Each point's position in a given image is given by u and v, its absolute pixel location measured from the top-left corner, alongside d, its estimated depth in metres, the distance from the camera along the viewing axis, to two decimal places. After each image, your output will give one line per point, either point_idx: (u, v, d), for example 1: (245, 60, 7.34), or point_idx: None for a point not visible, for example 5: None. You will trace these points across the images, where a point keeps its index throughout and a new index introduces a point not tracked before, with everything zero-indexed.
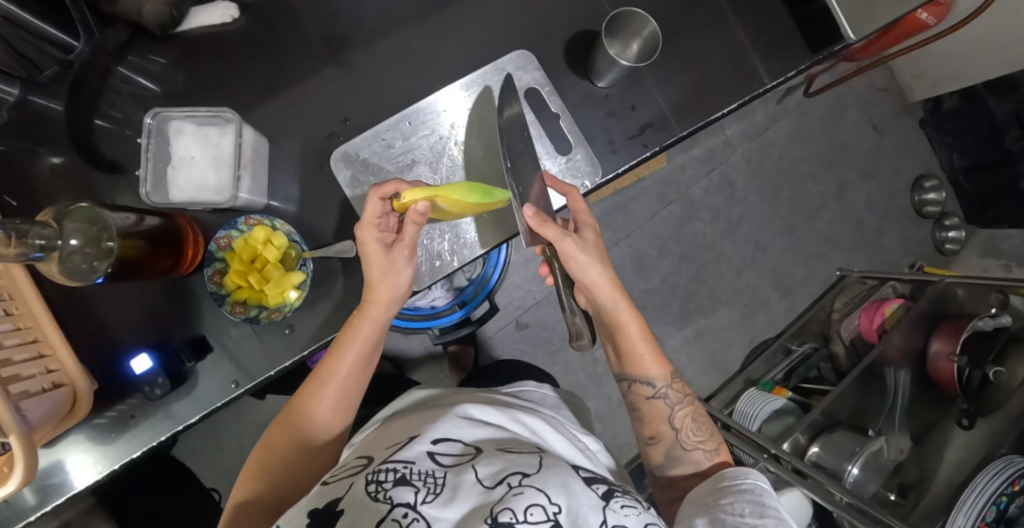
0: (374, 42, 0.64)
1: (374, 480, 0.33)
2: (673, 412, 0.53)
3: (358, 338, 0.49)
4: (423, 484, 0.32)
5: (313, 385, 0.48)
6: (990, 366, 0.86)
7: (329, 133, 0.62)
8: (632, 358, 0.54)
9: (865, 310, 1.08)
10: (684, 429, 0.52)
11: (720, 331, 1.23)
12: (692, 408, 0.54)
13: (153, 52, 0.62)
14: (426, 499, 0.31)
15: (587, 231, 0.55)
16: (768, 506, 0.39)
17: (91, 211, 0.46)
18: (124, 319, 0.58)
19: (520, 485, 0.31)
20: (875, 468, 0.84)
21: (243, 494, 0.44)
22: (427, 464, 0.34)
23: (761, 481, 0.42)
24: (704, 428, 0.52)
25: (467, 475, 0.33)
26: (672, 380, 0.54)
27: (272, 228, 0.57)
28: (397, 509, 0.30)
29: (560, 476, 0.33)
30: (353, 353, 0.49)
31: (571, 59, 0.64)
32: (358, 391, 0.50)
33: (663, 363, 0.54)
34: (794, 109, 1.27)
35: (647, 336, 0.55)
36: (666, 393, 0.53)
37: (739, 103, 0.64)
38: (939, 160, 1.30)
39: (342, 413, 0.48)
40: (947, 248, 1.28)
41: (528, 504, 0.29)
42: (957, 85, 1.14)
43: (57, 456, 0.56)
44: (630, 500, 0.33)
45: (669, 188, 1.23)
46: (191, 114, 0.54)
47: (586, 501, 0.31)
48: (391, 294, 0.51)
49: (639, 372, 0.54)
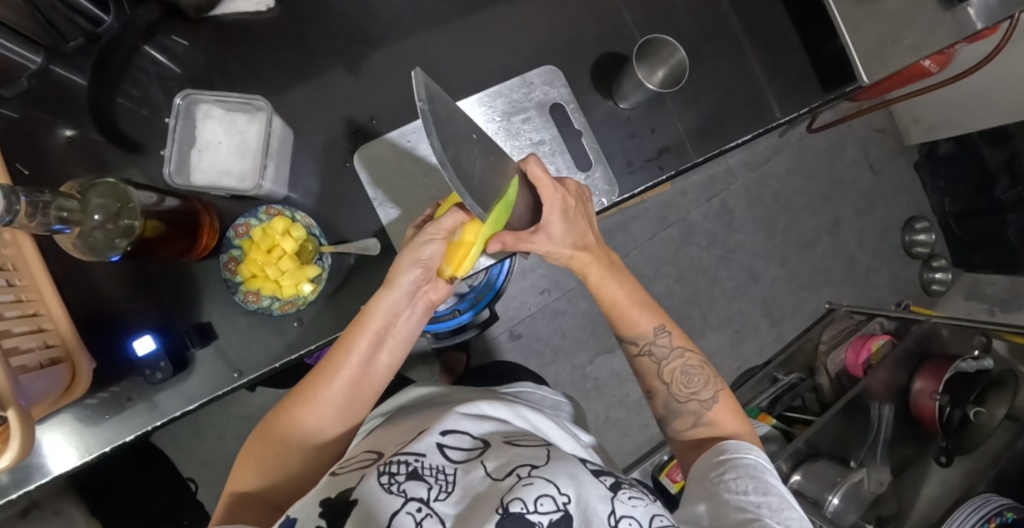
0: (405, 44, 0.65)
1: (387, 472, 0.33)
2: (662, 366, 0.54)
3: (366, 332, 0.46)
4: (435, 480, 0.33)
5: (318, 378, 0.45)
6: (971, 406, 0.88)
7: (353, 131, 0.63)
8: (620, 317, 0.55)
9: (852, 344, 1.11)
10: (675, 382, 0.53)
11: (709, 355, 1.25)
12: (686, 358, 0.54)
13: (182, 34, 0.62)
14: (439, 497, 0.31)
15: (556, 217, 0.50)
16: (770, 484, 0.41)
17: (116, 189, 0.46)
18: (129, 300, 0.58)
19: (530, 476, 0.32)
20: (856, 499, 0.85)
21: (241, 486, 0.43)
22: (438, 458, 0.35)
23: (761, 458, 0.45)
24: (699, 377, 0.53)
25: (476, 471, 0.34)
26: (662, 333, 0.54)
27: (292, 219, 0.57)
28: (411, 504, 0.30)
29: (568, 467, 0.34)
30: (360, 348, 0.46)
31: (596, 78, 0.66)
32: (366, 384, 0.46)
33: (651, 318, 0.54)
34: (795, 143, 1.30)
35: (630, 294, 0.55)
36: (652, 349, 0.54)
37: (752, 134, 0.66)
38: (930, 203, 1.35)
39: (345, 414, 0.46)
40: (933, 288, 1.32)
41: (539, 495, 0.30)
42: (953, 132, 1.18)
43: (44, 434, 0.55)
44: (638, 492, 0.34)
45: (669, 211, 1.25)
46: (221, 99, 0.54)
47: (594, 491, 0.32)
48: (405, 280, 0.48)
49: (625, 331, 0.55)
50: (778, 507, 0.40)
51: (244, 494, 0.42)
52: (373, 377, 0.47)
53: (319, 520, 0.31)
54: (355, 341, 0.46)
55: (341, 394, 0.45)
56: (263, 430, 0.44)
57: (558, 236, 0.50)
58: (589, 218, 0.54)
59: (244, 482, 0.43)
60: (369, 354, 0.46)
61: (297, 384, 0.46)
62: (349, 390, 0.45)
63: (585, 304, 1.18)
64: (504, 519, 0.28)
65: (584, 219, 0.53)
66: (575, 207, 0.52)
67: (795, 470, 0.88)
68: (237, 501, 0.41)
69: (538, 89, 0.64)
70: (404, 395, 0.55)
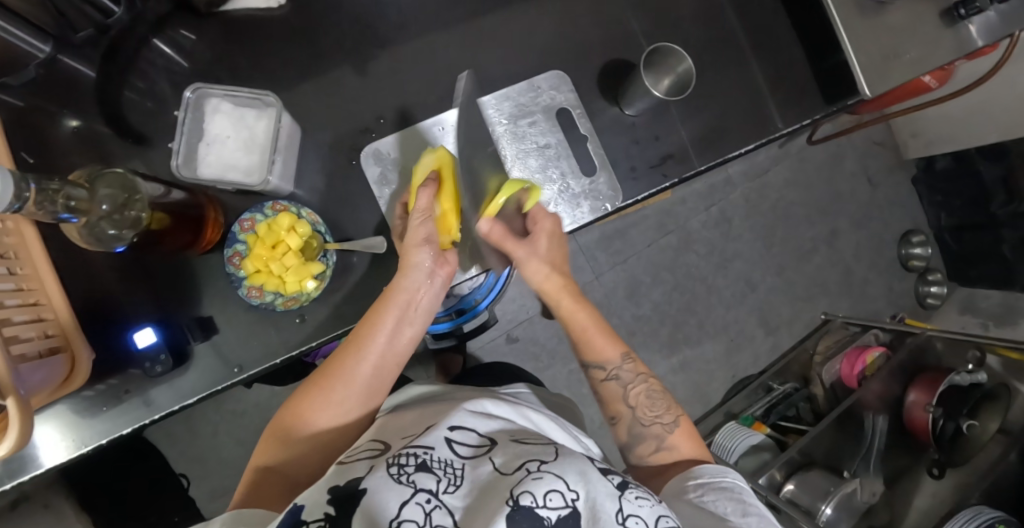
0: (414, 45, 0.65)
1: (396, 463, 0.33)
2: (628, 391, 0.53)
3: (392, 308, 0.48)
4: (444, 473, 0.33)
5: (346, 351, 0.47)
6: (964, 419, 0.90)
7: (360, 130, 0.63)
8: (584, 342, 0.54)
9: (847, 355, 1.12)
10: (639, 407, 0.52)
11: (705, 363, 1.25)
12: (649, 383, 0.54)
13: (191, 29, 0.62)
14: (447, 489, 0.32)
15: (543, 236, 0.55)
16: (749, 504, 0.42)
17: (122, 177, 0.46)
18: (131, 291, 0.58)
19: (539, 471, 0.32)
20: (848, 509, 0.86)
21: (265, 462, 0.44)
22: (446, 452, 0.35)
23: (737, 481, 0.45)
24: (662, 401, 0.53)
25: (484, 466, 0.34)
26: (627, 359, 0.54)
27: (298, 215, 0.57)
28: (420, 495, 0.31)
29: (577, 463, 0.34)
30: (388, 324, 0.48)
31: (603, 84, 0.66)
32: (388, 363, 0.48)
33: (616, 343, 0.54)
34: (795, 154, 1.32)
35: (596, 319, 0.55)
36: (619, 374, 0.53)
37: (755, 144, 0.67)
38: (927, 217, 1.36)
39: (368, 392, 0.47)
40: (928, 301, 1.33)
41: (548, 490, 0.30)
42: (951, 147, 1.19)
43: (39, 425, 0.55)
44: (645, 491, 0.34)
45: (669, 219, 1.26)
46: (231, 93, 0.54)
47: (602, 488, 0.32)
48: (420, 260, 0.49)
49: (590, 356, 0.54)
50: (758, 526, 0.41)
51: (267, 470, 0.44)
52: (397, 355, 0.49)
53: (328, 508, 0.31)
54: (381, 317, 0.48)
55: (368, 371, 0.47)
56: (289, 409, 0.46)
57: (542, 252, 0.55)
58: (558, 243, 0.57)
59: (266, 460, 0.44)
60: (394, 329, 0.48)
61: (326, 361, 0.48)
62: (376, 367, 0.47)
63: None
64: (514, 513, 0.29)
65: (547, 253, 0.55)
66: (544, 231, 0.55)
67: (789, 479, 0.89)
68: (260, 478, 0.43)
69: (545, 93, 0.64)
70: (405, 391, 0.54)
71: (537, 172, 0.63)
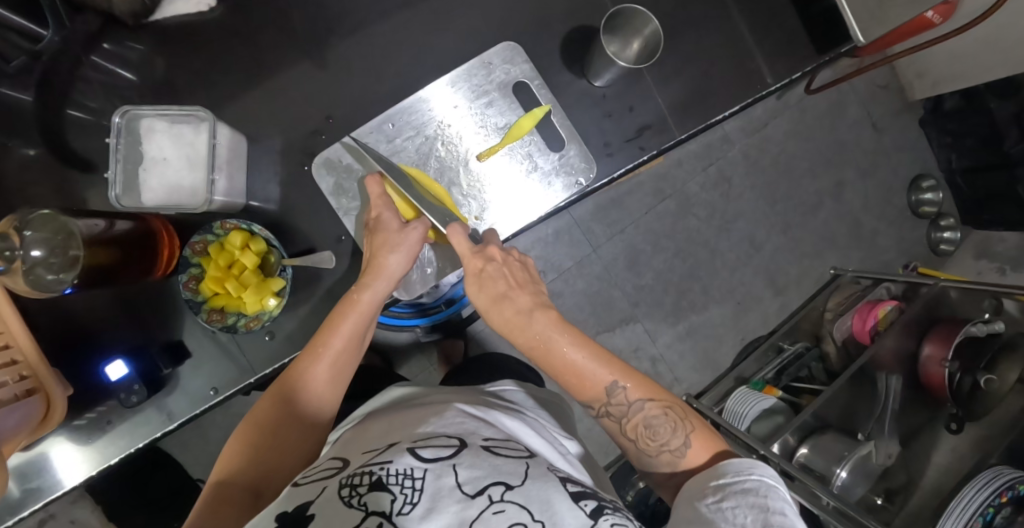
0: (363, 33, 0.61)
1: (349, 485, 0.32)
2: (625, 424, 0.49)
3: (355, 313, 0.49)
4: (401, 489, 0.31)
5: (309, 355, 0.47)
6: (982, 373, 0.86)
7: (312, 130, 0.60)
8: (569, 380, 0.49)
9: (858, 310, 1.07)
10: (640, 437, 0.48)
11: (711, 329, 1.22)
12: (648, 409, 0.48)
13: (131, 40, 0.59)
14: (403, 509, 0.30)
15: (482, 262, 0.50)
16: (774, 511, 0.37)
17: (56, 220, 0.45)
18: (100, 322, 0.56)
19: (502, 500, 0.31)
20: (864, 472, 0.84)
21: (223, 476, 0.42)
22: (407, 462, 0.33)
23: (765, 477, 0.41)
24: (665, 426, 0.47)
25: (447, 478, 0.32)
26: (617, 389, 0.48)
27: (250, 232, 0.54)
28: (372, 519, 0.29)
29: (545, 489, 0.33)
30: (348, 326, 0.48)
31: (567, 57, 0.61)
32: (352, 364, 0.49)
33: (602, 375, 0.48)
34: (794, 105, 1.25)
35: (577, 355, 0.48)
36: (609, 411, 0.49)
37: (741, 105, 0.62)
38: (938, 159, 1.29)
39: (328, 398, 0.48)
40: (942, 248, 1.28)
41: (510, 523, 0.29)
42: (958, 85, 1.12)
43: (39, 457, 0.55)
44: (621, 518, 0.33)
45: (665, 184, 1.21)
46: (162, 112, 0.52)
47: (572, 519, 0.31)
48: (395, 267, 0.51)
49: (579, 396, 0.50)
50: None
51: (224, 485, 0.41)
52: (356, 358, 0.50)
53: None
54: (343, 321, 0.49)
55: (327, 377, 0.47)
56: (251, 422, 0.46)
57: (485, 283, 0.50)
58: (514, 269, 0.51)
59: (225, 475, 0.42)
60: (359, 333, 0.49)
61: (286, 371, 0.48)
62: (335, 370, 0.48)
63: (582, 285, 1.17)
64: None
65: (496, 303, 0.49)
66: (490, 270, 0.50)
67: (801, 443, 0.87)
68: (218, 493, 0.40)
69: (498, 69, 0.60)
70: (384, 395, 0.54)
71: (502, 152, 0.60)
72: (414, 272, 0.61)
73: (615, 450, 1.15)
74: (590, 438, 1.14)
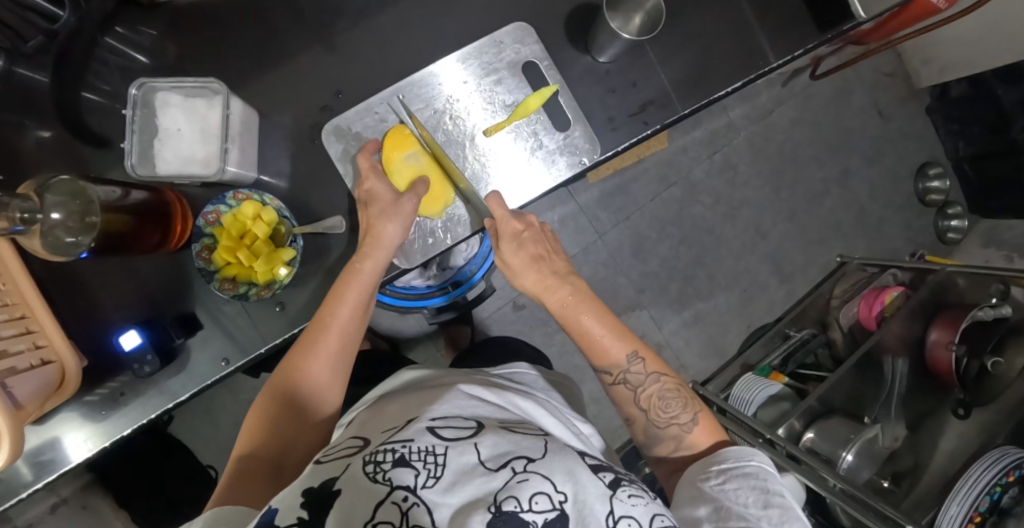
0: (370, 11, 0.61)
1: (373, 461, 0.32)
2: (639, 394, 0.50)
3: (360, 284, 0.50)
4: (424, 465, 0.31)
5: (316, 328, 0.48)
6: (989, 357, 0.87)
7: (320, 107, 0.60)
8: (592, 346, 0.51)
9: (864, 297, 1.06)
10: (652, 408, 0.49)
11: (717, 316, 1.23)
12: (662, 382, 0.50)
13: (144, 23, 0.59)
14: (427, 483, 0.30)
15: (519, 224, 0.52)
16: (773, 494, 0.39)
17: (74, 185, 0.46)
18: (115, 296, 0.57)
19: (525, 471, 0.31)
20: (870, 455, 0.84)
21: (245, 452, 0.43)
22: (428, 440, 0.33)
23: (765, 463, 0.42)
24: (677, 400, 0.49)
25: (469, 455, 0.32)
26: (636, 360, 0.50)
27: (261, 203, 0.55)
28: (397, 492, 0.29)
29: (565, 460, 0.33)
30: (352, 296, 0.50)
31: (572, 34, 0.62)
32: (358, 335, 0.51)
33: (626, 343, 0.51)
34: (799, 93, 1.25)
35: (601, 321, 0.51)
36: (627, 378, 0.50)
37: (744, 81, 0.62)
38: (944, 148, 1.29)
39: (339, 369, 0.48)
40: (948, 237, 1.27)
41: (534, 493, 0.30)
42: (964, 72, 1.12)
43: (60, 435, 0.56)
44: (638, 489, 0.33)
45: (670, 170, 1.21)
46: (176, 85, 0.52)
47: (593, 489, 0.31)
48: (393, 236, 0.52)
49: (596, 361, 0.51)
50: (780, 522, 0.37)
51: (247, 461, 0.42)
52: (361, 326, 0.51)
53: (301, 511, 0.30)
54: (346, 292, 0.50)
55: (336, 347, 0.48)
56: (265, 400, 0.46)
57: (525, 244, 0.52)
58: (542, 240, 0.53)
59: (244, 450, 0.43)
60: (364, 303, 0.51)
61: (296, 344, 0.48)
62: (344, 339, 0.49)
63: (588, 271, 1.18)
64: (496, 520, 0.28)
65: (536, 262, 0.51)
66: (528, 234, 0.52)
67: (808, 428, 0.87)
68: (242, 468, 0.42)
69: (509, 48, 0.60)
70: (395, 379, 0.54)
71: (508, 128, 0.60)
72: (415, 241, 0.60)
73: (622, 436, 1.15)
74: (597, 425, 1.15)
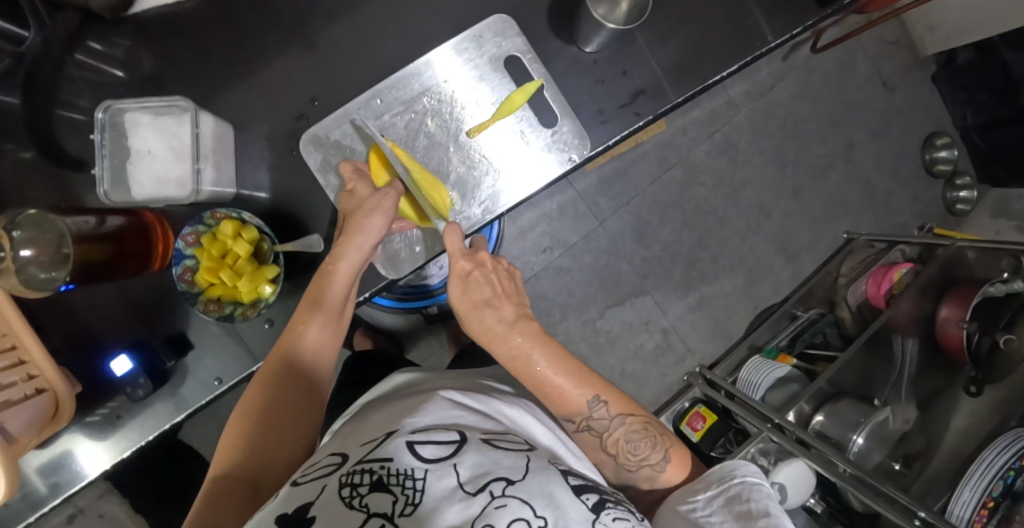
0: (343, 11, 0.58)
1: (350, 483, 0.31)
2: (605, 439, 0.47)
3: (335, 287, 0.50)
4: (401, 490, 0.30)
5: (293, 333, 0.48)
6: (1000, 333, 0.85)
7: (297, 115, 0.58)
8: (550, 397, 0.46)
9: (873, 275, 1.04)
10: (620, 452, 0.47)
11: (723, 299, 1.21)
12: (628, 424, 0.47)
13: (113, 34, 0.57)
14: (404, 511, 0.29)
15: (465, 263, 0.47)
16: (759, 510, 0.39)
17: (42, 219, 0.46)
18: (103, 320, 0.56)
19: (503, 496, 0.30)
20: (881, 438, 0.82)
21: (221, 470, 0.41)
22: (407, 460, 0.32)
23: (749, 480, 0.42)
24: (645, 442, 0.47)
25: (448, 479, 0.31)
26: (598, 405, 0.46)
27: (241, 220, 0.53)
28: (374, 521, 0.28)
29: (546, 482, 0.33)
30: (329, 300, 0.50)
31: (555, 24, 0.59)
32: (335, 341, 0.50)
33: (586, 388, 0.46)
34: (800, 67, 1.21)
35: (555, 367, 0.45)
36: (590, 425, 0.46)
37: (740, 64, 0.59)
38: (951, 116, 1.25)
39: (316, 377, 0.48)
40: (957, 208, 1.24)
41: (512, 519, 0.29)
42: (969, 38, 1.08)
43: (62, 458, 0.55)
44: (623, 512, 0.34)
45: (669, 153, 1.18)
46: (145, 104, 0.51)
47: (574, 515, 0.31)
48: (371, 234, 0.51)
49: (557, 410, 0.47)
50: None
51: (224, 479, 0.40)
52: (338, 332, 0.51)
53: None
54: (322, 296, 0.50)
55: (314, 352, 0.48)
56: (242, 414, 0.45)
57: (473, 288, 0.47)
58: (495, 280, 0.48)
59: (221, 469, 0.41)
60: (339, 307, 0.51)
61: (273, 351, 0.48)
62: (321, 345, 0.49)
63: (589, 260, 1.16)
64: None
65: (480, 307, 0.46)
66: (477, 274, 0.47)
67: (817, 411, 0.86)
68: (218, 489, 0.39)
69: (489, 43, 0.58)
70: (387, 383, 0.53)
71: (493, 128, 0.59)
72: (403, 250, 0.59)
73: None
74: None
